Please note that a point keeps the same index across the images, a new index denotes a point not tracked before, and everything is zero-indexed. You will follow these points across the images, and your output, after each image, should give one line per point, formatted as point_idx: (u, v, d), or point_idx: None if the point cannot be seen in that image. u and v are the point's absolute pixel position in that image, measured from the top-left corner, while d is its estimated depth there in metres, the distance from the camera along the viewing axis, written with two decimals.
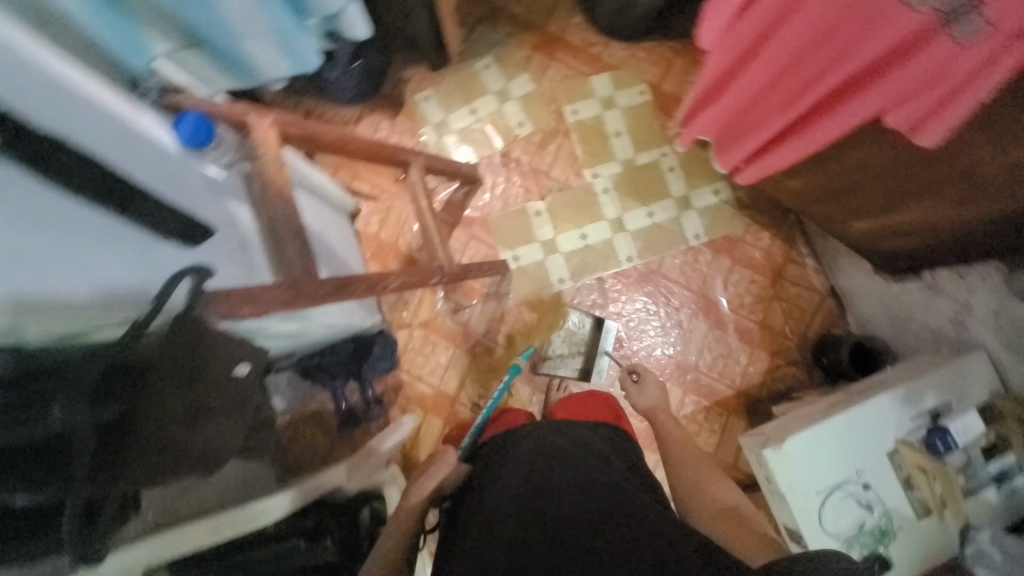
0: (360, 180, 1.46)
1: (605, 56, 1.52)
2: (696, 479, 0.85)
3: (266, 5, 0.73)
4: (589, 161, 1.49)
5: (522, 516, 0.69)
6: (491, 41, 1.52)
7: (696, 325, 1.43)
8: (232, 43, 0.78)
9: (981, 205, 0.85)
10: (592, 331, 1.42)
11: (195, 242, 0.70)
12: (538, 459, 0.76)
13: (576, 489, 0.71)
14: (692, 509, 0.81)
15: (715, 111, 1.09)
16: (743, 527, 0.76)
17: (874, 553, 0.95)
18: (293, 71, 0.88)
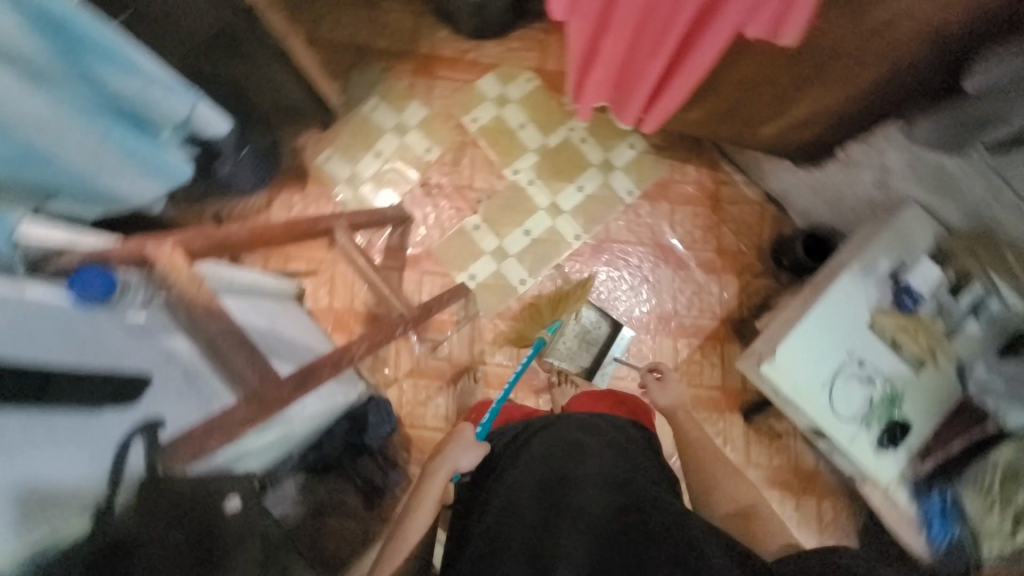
0: (294, 260, 1.42)
1: (482, 58, 1.53)
2: (718, 476, 0.88)
3: (104, 136, 0.81)
4: (505, 160, 1.49)
5: (542, 500, 0.69)
6: (370, 82, 1.51)
7: (662, 274, 1.45)
8: (87, 184, 0.84)
9: (864, 72, 0.89)
10: (607, 332, 1.39)
11: (134, 398, 0.67)
12: (560, 451, 0.77)
13: (600, 480, 0.71)
14: (712, 506, 0.85)
15: (596, 80, 1.09)
16: (755, 526, 0.81)
17: (891, 421, 0.99)
18: (165, 186, 0.94)
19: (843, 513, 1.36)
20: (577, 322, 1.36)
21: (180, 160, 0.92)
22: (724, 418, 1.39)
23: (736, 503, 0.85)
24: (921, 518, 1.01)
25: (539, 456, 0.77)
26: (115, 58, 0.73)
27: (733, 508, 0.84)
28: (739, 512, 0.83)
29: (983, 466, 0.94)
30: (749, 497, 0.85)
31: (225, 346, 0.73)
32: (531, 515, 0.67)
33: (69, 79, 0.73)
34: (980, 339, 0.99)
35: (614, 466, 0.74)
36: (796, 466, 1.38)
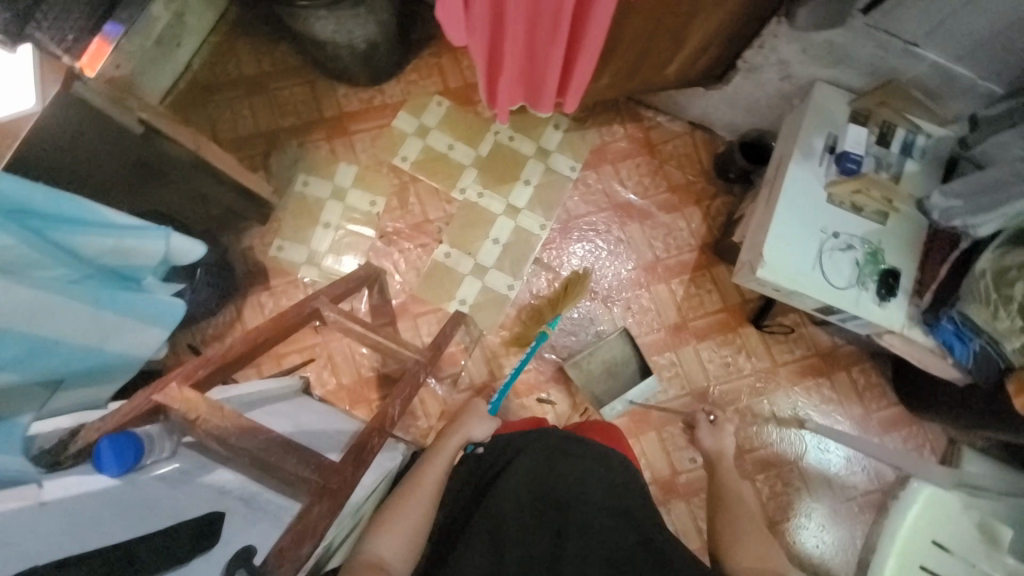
0: (288, 356, 1.39)
1: (388, 100, 1.55)
2: (746, 530, 0.80)
3: (100, 305, 0.76)
4: (448, 184, 1.52)
5: (550, 525, 0.75)
6: (291, 160, 1.50)
7: (631, 230, 1.51)
8: (97, 356, 0.78)
9: None
10: (636, 373, 1.40)
11: (217, 535, 0.60)
12: (568, 470, 0.81)
13: (607, 513, 0.77)
14: (735, 558, 0.76)
15: (507, 83, 1.15)
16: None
17: (882, 273, 1.07)
18: (170, 327, 0.89)
19: (872, 372, 1.45)
20: (609, 358, 1.41)
21: (170, 297, 0.87)
22: (739, 333, 1.46)
23: (763, 563, 0.75)
24: (941, 347, 1.07)
25: (549, 473, 0.81)
26: (83, 221, 0.72)
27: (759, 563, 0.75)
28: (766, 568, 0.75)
29: (974, 277, 1.01)
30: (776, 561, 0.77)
31: (272, 457, 0.72)
32: (537, 540, 0.74)
33: (50, 261, 0.69)
34: (920, 175, 1.11)
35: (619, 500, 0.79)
36: (816, 349, 1.46)
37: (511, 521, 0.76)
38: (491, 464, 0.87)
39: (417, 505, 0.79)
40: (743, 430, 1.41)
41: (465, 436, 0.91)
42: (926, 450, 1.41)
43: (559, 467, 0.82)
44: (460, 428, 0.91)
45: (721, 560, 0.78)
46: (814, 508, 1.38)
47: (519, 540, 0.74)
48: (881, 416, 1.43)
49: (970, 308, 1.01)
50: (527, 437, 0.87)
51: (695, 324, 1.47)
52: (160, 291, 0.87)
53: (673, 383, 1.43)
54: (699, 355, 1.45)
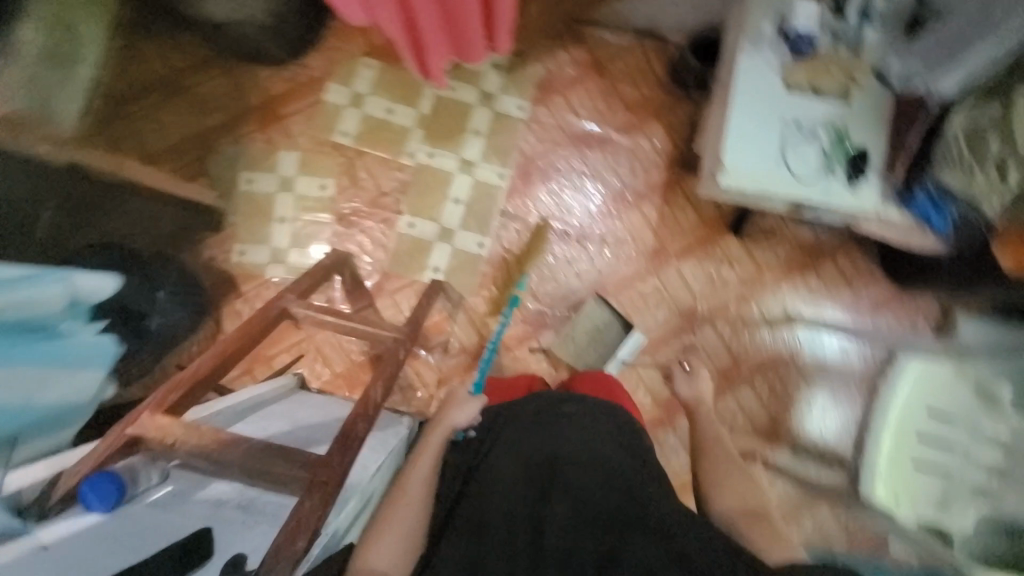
0: (277, 357, 1.41)
1: (315, 74, 1.45)
2: (726, 475, 0.83)
3: (17, 355, 0.75)
4: (396, 151, 1.45)
5: (539, 485, 0.76)
6: (228, 159, 1.43)
7: (594, 161, 1.45)
8: (35, 408, 0.77)
9: None
10: (620, 333, 1.41)
11: (205, 552, 0.62)
12: (558, 431, 0.83)
13: (594, 470, 0.77)
14: (720, 503, 0.80)
15: (432, 49, 1.15)
16: (761, 522, 0.77)
17: (849, 156, 1.01)
18: (106, 364, 0.89)
19: (858, 257, 1.43)
20: (591, 325, 1.42)
21: (94, 335, 0.89)
22: (718, 245, 1.43)
23: (745, 504, 0.80)
24: (918, 220, 1.04)
25: (541, 436, 0.83)
26: None
27: (742, 506, 0.80)
28: (750, 512, 0.79)
29: (946, 142, 0.95)
30: (757, 499, 0.82)
31: (257, 463, 0.73)
32: (527, 500, 0.75)
33: None
34: (885, 40, 1.01)
35: (610, 455, 0.80)
36: (799, 245, 1.43)
37: (502, 483, 0.77)
38: (489, 435, 0.88)
39: (405, 518, 0.75)
40: (736, 339, 1.42)
41: (449, 430, 0.86)
42: (920, 319, 1.41)
43: (550, 430, 0.84)
44: (443, 422, 0.87)
45: (705, 505, 0.81)
46: (815, 398, 1.41)
47: (509, 501, 0.75)
48: (872, 299, 1.42)
49: (945, 174, 0.96)
50: (522, 407, 0.89)
51: (673, 244, 1.44)
52: (82, 332, 0.88)
53: (659, 307, 1.43)
54: (682, 275, 1.43)
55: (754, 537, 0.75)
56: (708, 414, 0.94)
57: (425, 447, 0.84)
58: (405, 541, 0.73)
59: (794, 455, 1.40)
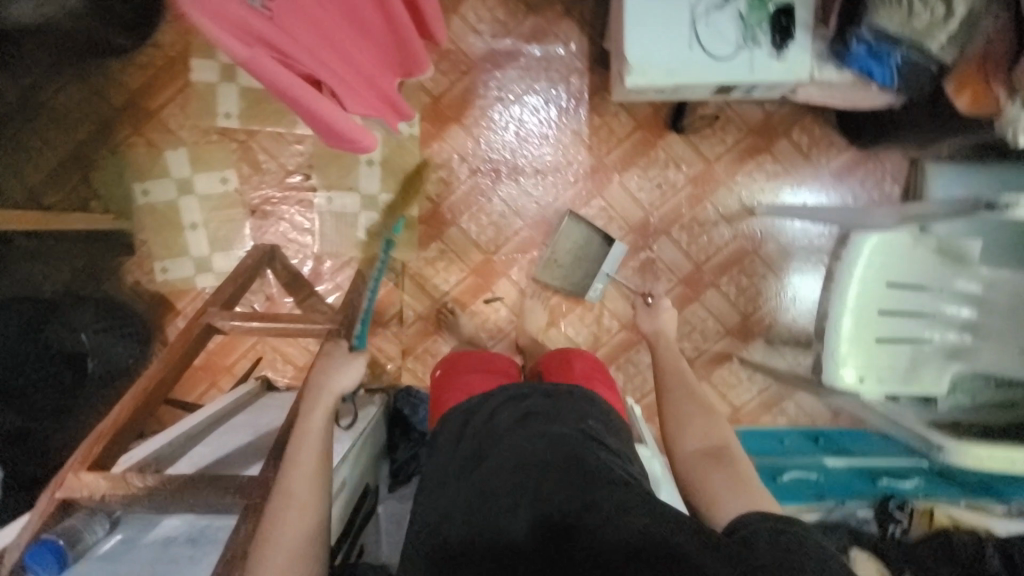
0: (237, 364, 1.40)
1: (172, 53, 1.28)
2: (687, 412, 0.72)
3: None
4: (289, 121, 1.30)
5: (506, 489, 0.59)
6: (113, 174, 1.30)
7: (508, 81, 1.29)
8: None
9: None
10: (602, 246, 1.31)
11: None
12: (537, 426, 0.67)
13: (565, 473, 0.59)
14: (679, 443, 0.69)
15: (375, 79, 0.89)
16: (730, 466, 0.64)
17: (772, 16, 0.87)
18: None
19: (814, 125, 1.30)
20: (572, 240, 1.32)
21: None
22: (660, 147, 1.31)
23: (709, 443, 0.68)
24: (860, 75, 0.90)
25: (510, 431, 0.67)
26: None
27: (704, 446, 0.68)
28: (710, 454, 0.67)
29: None
30: (722, 437, 0.69)
31: (189, 498, 0.73)
32: (490, 509, 0.59)
33: None
34: None
35: (587, 448, 0.63)
36: (748, 126, 1.30)
37: (466, 490, 0.62)
38: (451, 435, 0.72)
39: (303, 486, 0.73)
40: (695, 244, 1.35)
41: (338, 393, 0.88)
42: (888, 182, 1.31)
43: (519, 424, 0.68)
44: (325, 388, 0.87)
45: (665, 446, 0.71)
46: (787, 284, 1.37)
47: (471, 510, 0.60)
48: (834, 168, 1.31)
49: (880, 15, 0.82)
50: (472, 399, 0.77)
51: (612, 157, 1.32)
52: None
53: (610, 228, 1.34)
54: (627, 187, 1.33)
55: (716, 487, 0.61)
56: (665, 344, 0.89)
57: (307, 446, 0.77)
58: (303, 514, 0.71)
59: (770, 346, 1.38)
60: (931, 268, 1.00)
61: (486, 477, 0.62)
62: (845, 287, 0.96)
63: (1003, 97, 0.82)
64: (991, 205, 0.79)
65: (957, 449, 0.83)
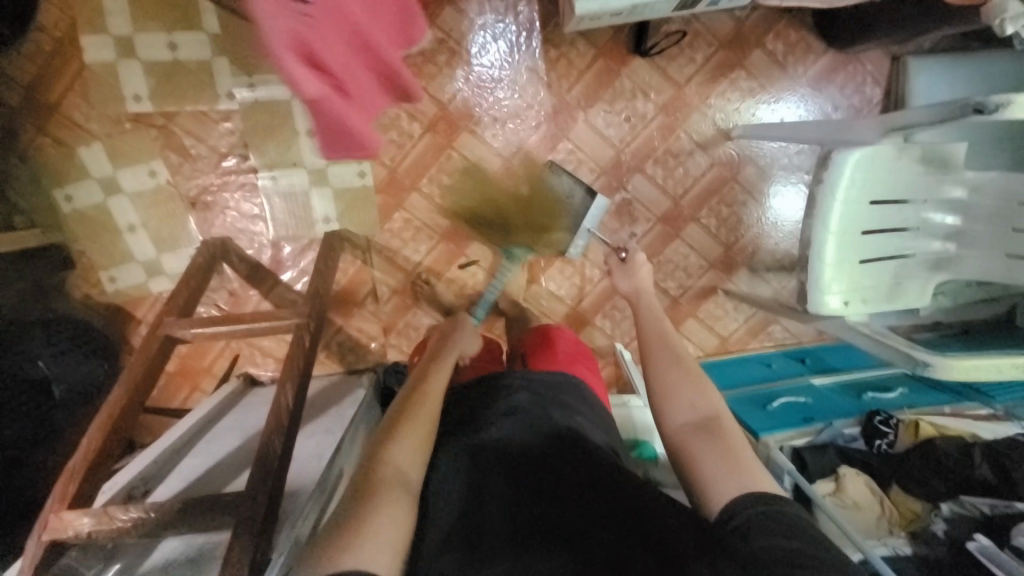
0: (215, 364, 1.35)
1: (54, 31, 1.10)
2: (673, 381, 0.68)
3: None
4: (209, 96, 1.15)
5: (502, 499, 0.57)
6: (28, 183, 1.17)
7: (449, 19, 1.14)
8: None
9: None
10: (583, 198, 1.18)
11: None
12: (526, 424, 0.63)
13: (566, 478, 0.59)
14: (666, 414, 0.66)
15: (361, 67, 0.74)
16: (725, 439, 0.61)
17: None
18: None
19: (790, 30, 1.18)
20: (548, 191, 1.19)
21: None
22: (624, 75, 1.19)
23: (697, 412, 0.65)
24: None
25: (500, 428, 0.64)
26: None
27: (698, 417, 0.64)
28: (701, 424, 0.63)
29: None
30: (712, 405, 0.65)
31: (178, 525, 0.72)
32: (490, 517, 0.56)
33: None
34: None
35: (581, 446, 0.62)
36: (718, 40, 1.18)
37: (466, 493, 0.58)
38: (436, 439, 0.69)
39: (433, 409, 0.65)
40: (671, 178, 1.27)
41: (459, 356, 0.81)
42: (869, 84, 1.22)
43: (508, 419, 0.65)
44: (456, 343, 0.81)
45: (654, 418, 0.67)
46: (768, 208, 1.32)
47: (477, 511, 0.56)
48: (813, 75, 1.21)
49: None
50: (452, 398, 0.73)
51: (574, 93, 1.20)
52: None
53: (580, 173, 1.25)
54: (594, 124, 1.22)
55: (707, 463, 0.59)
56: (646, 301, 0.85)
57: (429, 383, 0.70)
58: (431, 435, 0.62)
59: (754, 273, 1.36)
60: (915, 179, 0.95)
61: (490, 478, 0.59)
62: (827, 213, 0.92)
63: None
64: (980, 107, 0.72)
65: (944, 364, 0.82)
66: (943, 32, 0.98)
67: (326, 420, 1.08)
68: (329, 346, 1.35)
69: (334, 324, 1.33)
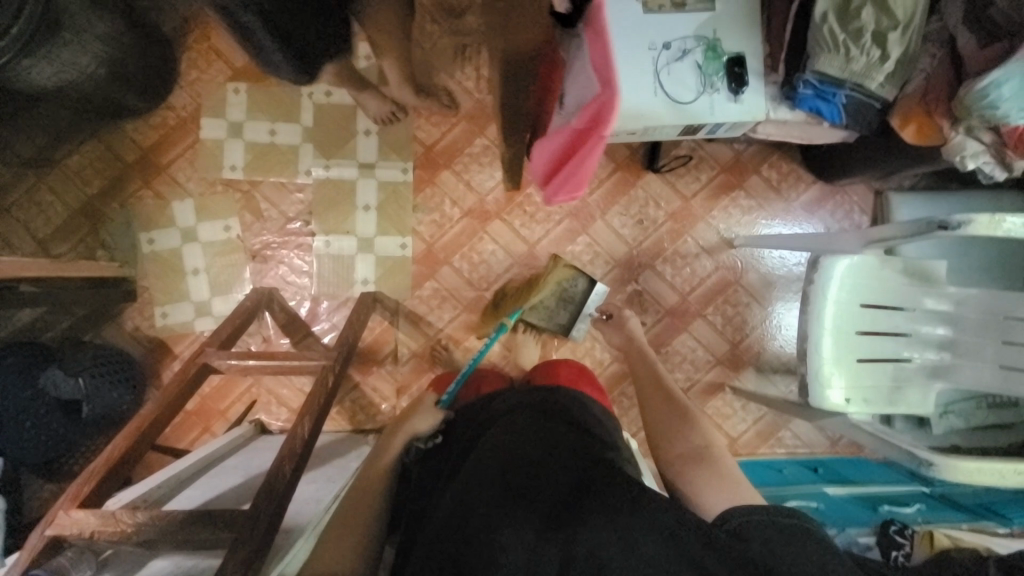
0: (231, 409, 1.40)
1: (183, 113, 1.39)
2: (670, 418, 0.78)
3: None
4: (291, 171, 1.39)
5: (497, 479, 0.57)
6: (123, 224, 1.37)
7: (495, 132, 1.40)
8: None
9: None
10: (584, 288, 1.36)
11: None
12: (528, 425, 0.65)
13: (560, 467, 0.58)
14: (666, 446, 0.74)
15: (551, 144, 0.94)
16: (712, 466, 0.68)
17: (725, 66, 0.99)
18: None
19: (781, 163, 1.39)
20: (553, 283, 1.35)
21: None
22: (638, 187, 1.39)
23: (690, 444, 0.73)
24: (811, 114, 1.02)
25: (501, 435, 0.64)
26: None
27: (690, 447, 0.72)
28: (695, 452, 0.72)
29: (818, 28, 0.95)
30: (704, 438, 0.74)
31: (177, 535, 0.73)
32: (483, 497, 0.56)
33: None
34: None
35: (581, 443, 0.62)
36: (720, 165, 1.39)
37: (449, 496, 0.58)
38: (450, 455, 0.73)
39: (365, 497, 0.74)
40: (679, 276, 1.40)
41: (413, 436, 0.84)
42: (857, 212, 1.38)
43: (509, 429, 0.64)
44: (406, 428, 0.85)
45: (654, 448, 0.76)
46: (773, 312, 1.41)
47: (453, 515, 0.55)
48: (806, 201, 1.39)
49: (822, 61, 0.94)
50: (449, 438, 0.79)
51: (595, 197, 1.40)
52: None
53: (596, 264, 1.39)
54: (610, 223, 1.39)
55: (703, 487, 0.65)
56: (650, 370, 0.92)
57: (360, 481, 0.77)
58: (352, 534, 0.69)
59: (760, 374, 1.40)
60: (902, 289, 1.04)
61: (472, 481, 0.57)
62: (820, 310, 1.00)
63: (946, 126, 0.97)
64: (944, 224, 0.85)
65: (948, 465, 0.84)
66: (913, 171, 1.15)
67: (328, 469, 1.08)
68: (343, 403, 1.39)
69: (352, 380, 1.39)
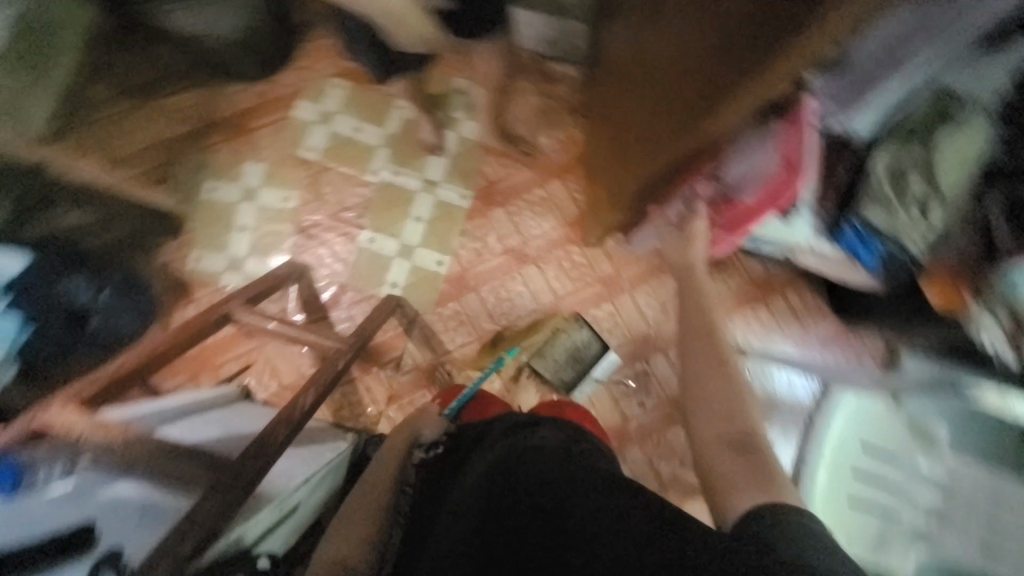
0: (224, 365, 1.39)
1: (285, 90, 1.51)
2: (712, 401, 0.90)
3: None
4: (361, 167, 1.49)
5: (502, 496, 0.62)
6: (193, 167, 1.46)
7: (554, 187, 1.50)
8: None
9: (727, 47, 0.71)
10: (596, 352, 1.41)
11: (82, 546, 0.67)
12: (529, 441, 0.68)
13: (563, 490, 0.61)
14: (704, 429, 0.87)
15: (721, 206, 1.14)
16: (743, 458, 0.80)
17: None
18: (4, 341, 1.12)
19: (807, 292, 1.47)
20: (572, 340, 1.41)
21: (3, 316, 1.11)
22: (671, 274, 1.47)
23: (730, 427, 0.86)
24: (847, 252, 1.15)
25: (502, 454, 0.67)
26: None
27: (727, 436, 0.85)
28: (730, 442, 0.84)
29: (870, 180, 1.06)
30: (743, 425, 0.86)
31: (160, 465, 0.73)
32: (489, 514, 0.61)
33: None
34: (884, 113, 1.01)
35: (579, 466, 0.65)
36: (750, 277, 1.47)
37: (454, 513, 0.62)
38: (447, 468, 0.73)
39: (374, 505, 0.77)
40: None
41: (412, 434, 0.85)
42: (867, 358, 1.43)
43: (510, 450, 0.67)
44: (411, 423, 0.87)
45: (693, 429, 0.89)
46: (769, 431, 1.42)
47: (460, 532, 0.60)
48: (822, 333, 1.45)
49: (868, 211, 1.06)
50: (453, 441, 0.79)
51: (628, 271, 1.47)
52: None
53: (613, 333, 1.44)
54: (636, 301, 1.45)
55: (735, 471, 0.78)
56: None
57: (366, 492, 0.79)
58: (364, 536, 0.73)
59: None
60: (903, 437, 1.20)
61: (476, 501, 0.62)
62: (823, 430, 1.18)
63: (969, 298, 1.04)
64: None
65: None
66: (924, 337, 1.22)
67: (305, 450, 1.05)
68: (333, 394, 1.39)
69: (350, 375, 1.39)
